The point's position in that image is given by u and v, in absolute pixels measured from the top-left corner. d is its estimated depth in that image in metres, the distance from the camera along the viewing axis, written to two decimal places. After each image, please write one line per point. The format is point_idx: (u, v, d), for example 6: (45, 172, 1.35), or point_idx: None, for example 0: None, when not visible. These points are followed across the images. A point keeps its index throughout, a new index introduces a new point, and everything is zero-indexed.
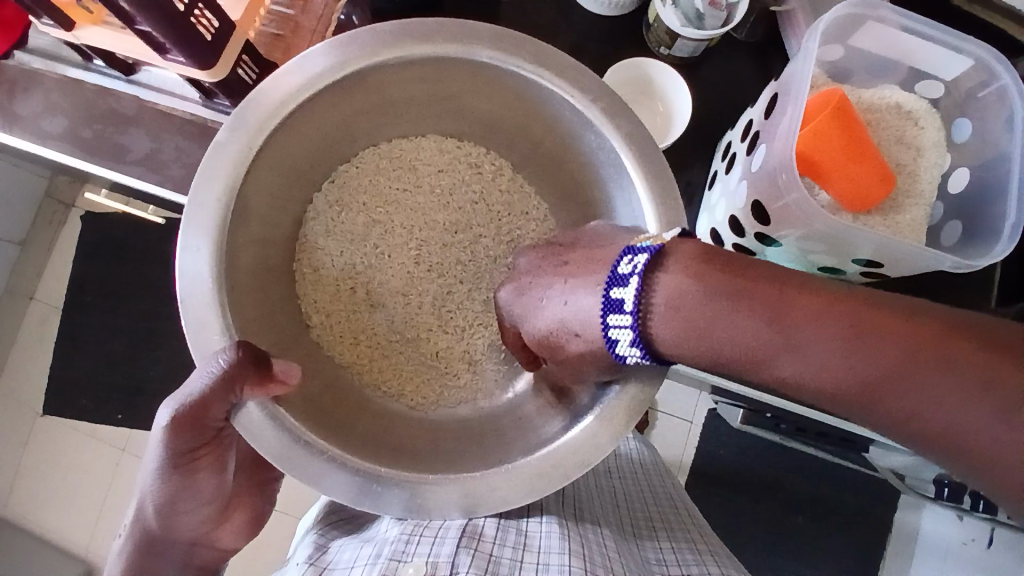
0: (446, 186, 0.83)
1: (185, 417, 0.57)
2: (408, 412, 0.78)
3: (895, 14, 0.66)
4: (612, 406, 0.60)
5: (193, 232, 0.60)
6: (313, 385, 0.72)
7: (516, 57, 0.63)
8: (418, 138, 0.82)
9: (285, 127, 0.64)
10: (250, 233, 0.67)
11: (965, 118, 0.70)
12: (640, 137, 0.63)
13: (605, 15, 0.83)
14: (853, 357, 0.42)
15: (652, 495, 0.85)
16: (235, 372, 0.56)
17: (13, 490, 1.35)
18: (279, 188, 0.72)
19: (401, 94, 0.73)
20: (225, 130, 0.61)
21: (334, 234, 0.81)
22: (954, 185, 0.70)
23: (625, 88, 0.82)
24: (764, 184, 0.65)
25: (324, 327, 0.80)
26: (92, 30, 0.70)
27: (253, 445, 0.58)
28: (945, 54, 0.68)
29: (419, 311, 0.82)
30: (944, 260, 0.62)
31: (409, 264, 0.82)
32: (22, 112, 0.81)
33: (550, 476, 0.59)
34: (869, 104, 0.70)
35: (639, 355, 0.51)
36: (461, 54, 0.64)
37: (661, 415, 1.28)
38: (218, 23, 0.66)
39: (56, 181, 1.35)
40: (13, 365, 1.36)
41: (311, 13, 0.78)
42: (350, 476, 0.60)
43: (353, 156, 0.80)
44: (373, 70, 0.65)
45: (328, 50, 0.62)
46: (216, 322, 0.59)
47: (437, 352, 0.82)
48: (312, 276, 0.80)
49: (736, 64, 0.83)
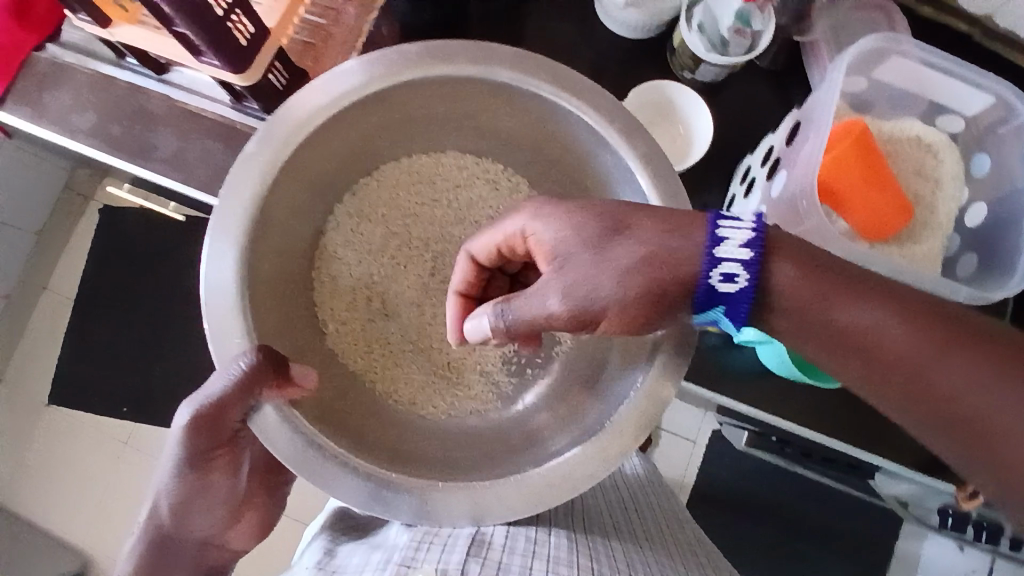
0: (463, 201, 0.84)
1: (206, 418, 0.59)
2: (419, 420, 0.78)
3: (919, 49, 0.67)
4: (622, 418, 0.62)
5: (219, 238, 0.61)
6: (324, 387, 0.73)
7: (535, 79, 0.65)
8: (436, 154, 0.83)
9: (309, 142, 0.65)
10: (273, 237, 0.69)
11: (983, 153, 0.71)
12: (655, 159, 0.64)
13: (628, 38, 0.85)
14: (916, 370, 0.45)
15: (661, 509, 0.86)
16: (253, 375, 0.57)
17: (14, 478, 1.35)
18: (303, 194, 0.73)
19: (422, 112, 0.74)
20: (253, 142, 0.62)
21: (353, 245, 0.82)
22: (971, 219, 0.71)
23: (648, 107, 0.83)
24: (783, 209, 0.65)
25: (338, 335, 0.80)
26: (127, 28, 0.72)
27: (271, 449, 0.59)
28: (965, 90, 0.69)
29: (431, 322, 0.83)
30: (959, 291, 0.62)
31: (424, 275, 0.84)
32: (51, 106, 0.82)
33: (559, 488, 0.60)
34: (889, 136, 0.71)
35: (746, 259, 0.47)
36: (483, 72, 0.65)
37: (665, 434, 1.28)
38: (254, 29, 0.68)
39: (76, 175, 1.37)
40: (23, 354, 1.37)
41: (343, 24, 0.80)
42: (361, 481, 0.60)
43: (373, 169, 0.81)
44: (394, 89, 0.66)
45: (362, 63, 0.64)
46: (239, 326, 0.60)
47: (449, 362, 0.82)
48: (329, 285, 0.81)
49: (757, 90, 0.84)
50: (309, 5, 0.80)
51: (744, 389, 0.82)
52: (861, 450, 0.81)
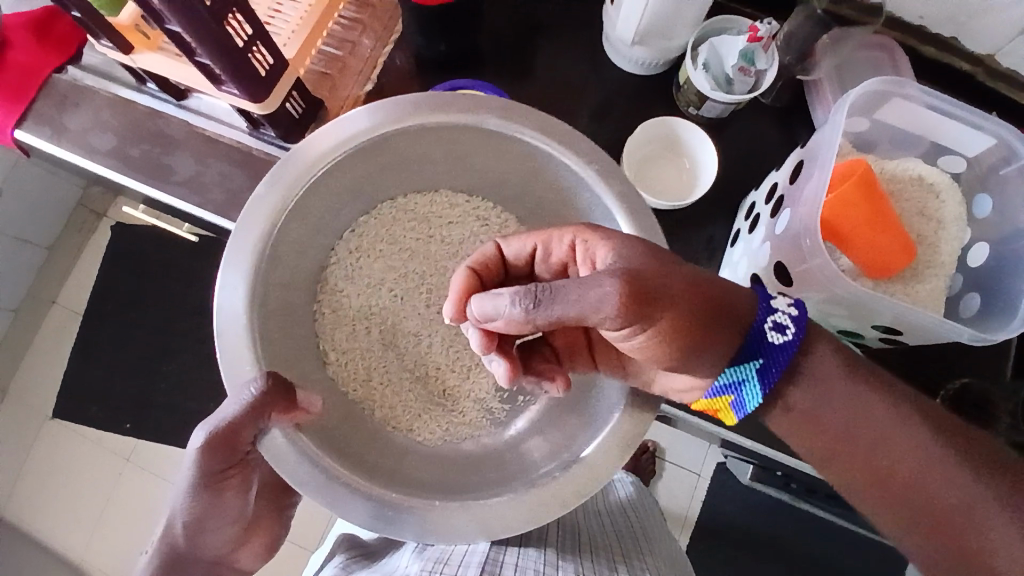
0: (456, 237, 0.85)
1: (221, 439, 0.57)
2: (417, 445, 0.79)
3: (922, 93, 0.68)
4: (605, 441, 0.63)
5: (231, 271, 0.63)
6: (334, 413, 0.75)
7: (519, 124, 0.66)
8: (431, 193, 0.84)
9: (315, 184, 0.67)
10: (282, 270, 0.70)
11: (986, 193, 0.72)
12: (632, 198, 0.65)
13: (635, 74, 0.87)
14: (906, 464, 0.53)
15: (663, 532, 0.86)
16: (265, 399, 0.58)
17: (13, 491, 1.35)
18: (309, 234, 0.74)
19: (418, 152, 0.75)
20: (263, 184, 0.64)
21: (354, 280, 0.84)
22: (973, 258, 0.71)
23: (654, 143, 0.85)
24: (787, 247, 0.66)
25: (339, 363, 0.80)
26: (148, 55, 0.74)
27: (286, 476, 0.60)
28: (966, 131, 0.70)
29: (428, 351, 0.84)
30: (961, 333, 0.63)
31: (420, 308, 0.84)
32: (72, 127, 0.85)
33: (550, 503, 0.61)
34: (891, 175, 0.72)
35: (794, 315, 0.56)
36: (472, 120, 0.66)
37: (668, 465, 1.28)
38: (273, 60, 0.70)
39: (90, 193, 1.39)
40: (29, 367, 1.37)
41: (359, 56, 0.85)
42: (365, 500, 0.62)
43: (372, 208, 0.83)
44: (396, 134, 0.68)
45: (361, 114, 0.66)
46: (248, 354, 0.62)
47: (445, 389, 0.83)
48: (331, 316, 0.82)
49: (761, 127, 0.86)
50: (326, 38, 0.84)
51: (748, 423, 0.82)
52: None
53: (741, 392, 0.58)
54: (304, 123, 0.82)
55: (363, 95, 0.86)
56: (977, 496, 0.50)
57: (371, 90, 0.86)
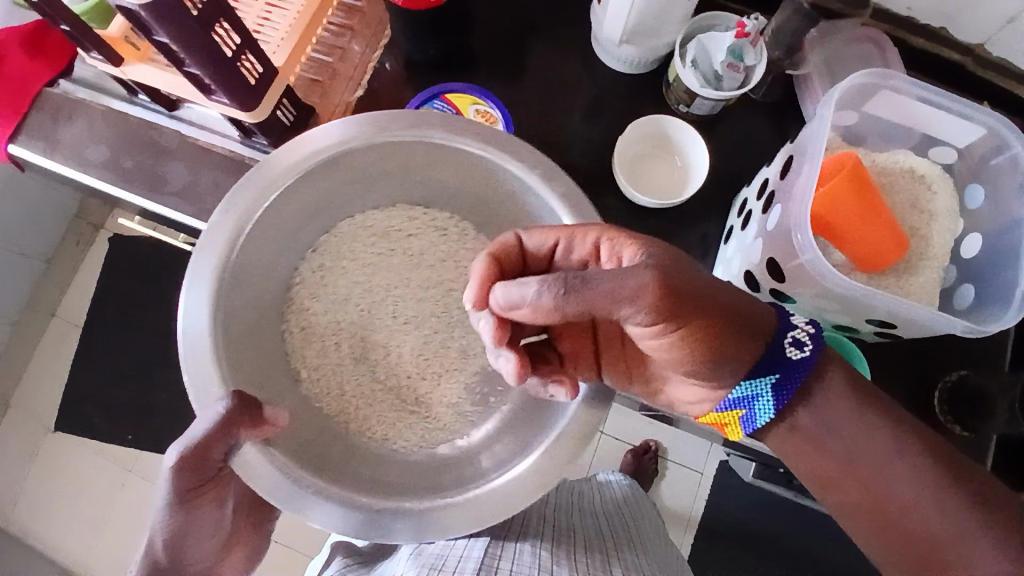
0: (417, 248, 0.83)
1: (191, 458, 0.58)
2: (395, 455, 0.77)
3: (908, 84, 0.68)
4: (558, 437, 0.64)
5: (192, 294, 0.64)
6: (309, 430, 0.75)
7: (464, 138, 0.68)
8: (387, 209, 0.83)
9: (277, 206, 0.69)
10: (247, 291, 0.71)
11: (977, 184, 0.72)
12: (574, 201, 0.65)
13: (626, 72, 0.87)
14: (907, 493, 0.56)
15: (650, 524, 0.87)
16: (232, 416, 0.58)
17: (16, 504, 1.35)
18: (271, 254, 0.74)
19: (375, 170, 0.75)
20: (217, 212, 0.65)
21: (321, 297, 0.82)
22: (966, 249, 0.72)
23: (645, 141, 0.85)
24: (779, 243, 0.66)
25: (312, 380, 0.79)
26: (138, 66, 0.74)
27: (263, 493, 0.62)
28: (957, 121, 0.70)
29: (398, 361, 0.82)
30: (955, 325, 0.62)
31: (388, 321, 0.82)
32: (65, 140, 0.85)
33: (515, 496, 0.63)
34: (882, 168, 0.72)
35: (810, 333, 0.58)
36: (415, 134, 0.68)
37: (671, 464, 1.29)
38: (262, 68, 0.70)
39: (88, 204, 1.40)
40: (29, 380, 1.38)
41: (348, 61, 0.86)
42: (352, 510, 0.64)
43: (330, 227, 0.81)
44: (343, 156, 0.69)
45: (308, 137, 0.67)
46: (215, 373, 0.63)
47: (417, 396, 0.81)
48: (302, 335, 0.80)
49: (753, 124, 0.86)
50: (316, 45, 0.86)
51: None
52: None
53: (752, 408, 0.59)
54: (297, 129, 0.82)
55: (354, 101, 0.86)
56: (971, 527, 0.53)
57: (362, 96, 0.86)
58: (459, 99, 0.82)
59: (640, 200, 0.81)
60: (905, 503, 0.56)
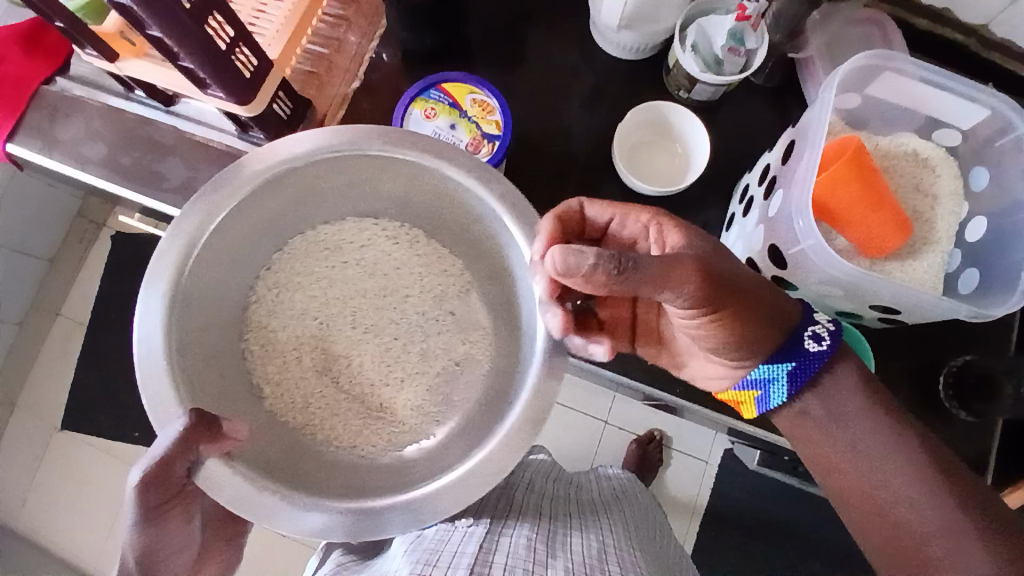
0: (371, 259, 0.77)
1: (154, 477, 0.54)
2: (360, 461, 0.72)
3: (912, 65, 0.67)
4: (515, 427, 0.60)
5: (145, 326, 0.60)
6: (275, 446, 0.69)
7: (406, 149, 0.63)
8: (337, 222, 0.76)
9: (228, 227, 0.65)
10: (199, 317, 0.66)
11: (982, 166, 0.71)
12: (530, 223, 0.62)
13: (625, 59, 0.86)
14: (894, 489, 0.56)
15: (647, 517, 0.86)
16: (189, 432, 0.55)
17: (26, 502, 1.36)
18: (219, 284, 0.69)
19: (326, 186, 0.70)
20: (164, 241, 0.61)
21: (277, 314, 0.76)
22: (971, 233, 0.70)
23: (645, 129, 0.85)
24: (781, 229, 0.65)
25: (277, 395, 0.74)
26: (135, 62, 0.74)
27: (228, 504, 0.58)
28: (961, 103, 0.69)
29: (362, 369, 0.76)
30: (959, 309, 0.62)
31: (347, 330, 0.77)
32: (63, 138, 0.84)
33: (471, 487, 0.60)
34: (885, 152, 0.72)
35: (831, 331, 0.60)
36: (350, 147, 0.63)
37: (676, 453, 1.29)
38: (257, 60, 0.70)
39: (89, 202, 1.40)
40: (34, 379, 1.38)
41: (346, 53, 0.85)
42: (327, 513, 0.60)
43: (280, 244, 0.75)
44: (288, 175, 0.64)
45: (243, 161, 0.63)
46: (171, 395, 0.59)
47: (382, 402, 0.76)
48: (264, 352, 0.75)
49: (754, 109, 0.86)
50: (312, 37, 0.84)
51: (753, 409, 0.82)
52: None
53: (766, 390, 0.62)
54: (294, 122, 0.82)
55: (350, 93, 0.85)
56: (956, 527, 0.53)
57: (359, 87, 0.86)
58: (458, 89, 0.76)
59: (640, 188, 0.80)
60: (893, 496, 0.56)
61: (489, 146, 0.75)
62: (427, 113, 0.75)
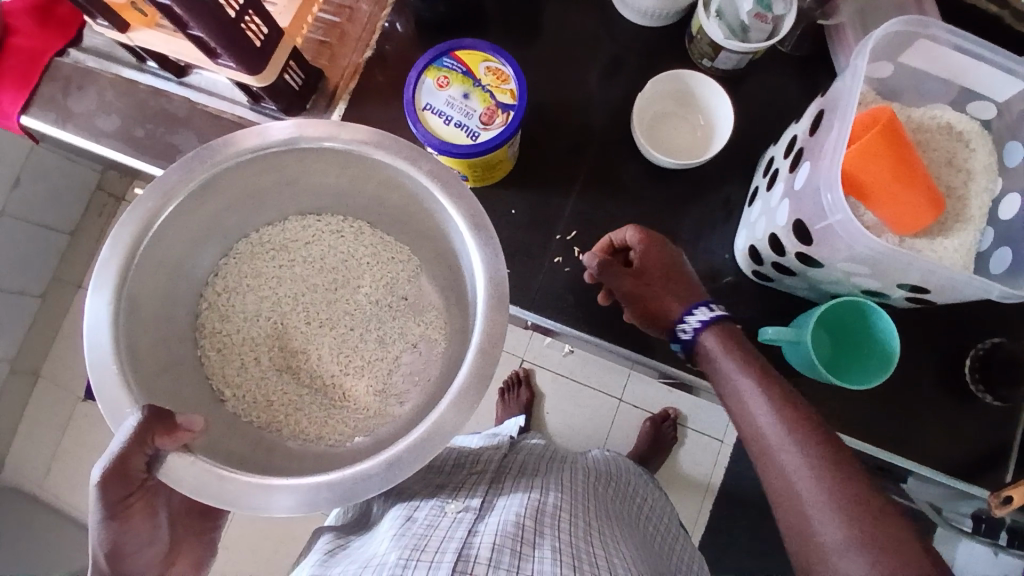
0: (318, 254, 0.76)
1: (111, 475, 0.53)
2: (327, 450, 0.70)
3: (946, 32, 0.64)
4: (460, 414, 0.55)
5: (93, 333, 0.57)
6: (239, 445, 0.67)
7: (351, 133, 0.62)
8: (281, 223, 0.75)
9: (180, 216, 0.63)
10: (149, 330, 0.64)
11: (1016, 141, 0.67)
12: (476, 216, 0.60)
13: (646, 26, 0.84)
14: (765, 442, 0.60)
15: (628, 494, 0.86)
16: (143, 427, 0.53)
17: (48, 472, 1.37)
18: (164, 290, 0.67)
19: (276, 179, 0.68)
20: (107, 246, 0.58)
21: (229, 318, 0.74)
22: (1006, 210, 0.67)
23: (667, 100, 0.82)
24: (807, 204, 0.63)
25: (239, 397, 0.72)
26: (146, 32, 0.72)
27: (190, 494, 0.55)
28: (998, 74, 0.65)
29: (320, 362, 0.75)
30: (991, 289, 0.59)
31: (300, 325, 0.76)
32: (76, 110, 0.84)
33: (418, 463, 0.55)
34: (918, 125, 0.69)
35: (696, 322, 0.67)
36: (281, 145, 0.61)
37: (691, 432, 1.28)
38: (267, 29, 0.68)
39: (107, 175, 1.41)
40: (58, 350, 1.40)
41: (357, 21, 0.84)
42: (292, 494, 0.55)
43: (227, 249, 0.74)
44: (224, 174, 0.62)
45: (190, 160, 0.60)
46: (127, 396, 0.56)
47: (343, 393, 0.74)
48: (219, 356, 0.73)
49: (779, 79, 0.83)
50: (323, 5, 0.84)
51: None
52: (894, 455, 0.78)
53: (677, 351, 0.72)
54: (306, 92, 0.81)
55: (363, 63, 0.84)
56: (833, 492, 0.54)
57: (371, 57, 0.84)
58: (471, 57, 0.74)
59: (661, 161, 0.78)
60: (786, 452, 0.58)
61: (504, 115, 0.72)
62: (440, 82, 0.74)
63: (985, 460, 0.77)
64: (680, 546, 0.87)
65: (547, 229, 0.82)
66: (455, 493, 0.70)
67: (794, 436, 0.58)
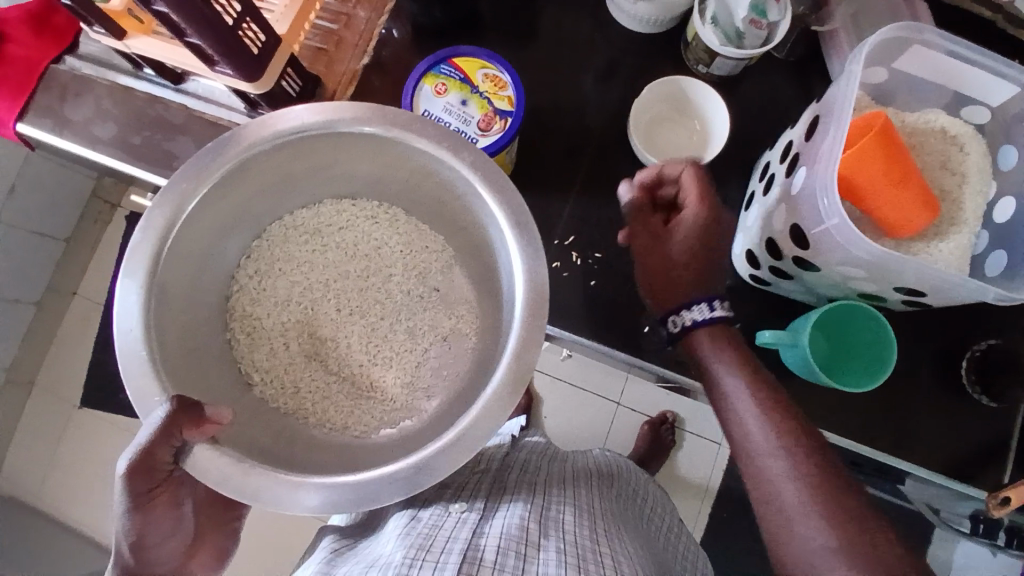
0: (350, 240, 0.76)
1: (140, 464, 0.54)
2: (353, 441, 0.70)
3: (940, 38, 0.64)
4: (480, 416, 0.55)
5: (123, 320, 0.57)
6: (264, 434, 0.67)
7: (387, 125, 0.62)
8: (316, 206, 0.75)
9: (207, 205, 0.62)
10: (178, 320, 0.64)
11: (1012, 145, 0.68)
12: (520, 212, 0.60)
13: (641, 32, 0.84)
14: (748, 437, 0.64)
15: (629, 496, 0.85)
16: (169, 422, 0.53)
17: (45, 481, 1.37)
18: (191, 283, 0.66)
19: (310, 166, 0.68)
20: (138, 229, 0.58)
21: (261, 301, 0.74)
22: (1000, 213, 0.68)
23: (664, 104, 0.83)
24: (804, 206, 0.63)
25: (267, 382, 0.72)
26: (142, 39, 0.73)
27: (213, 485, 0.55)
28: (991, 79, 0.66)
29: (349, 351, 0.75)
30: (987, 291, 0.59)
31: (330, 312, 0.75)
32: (73, 117, 0.84)
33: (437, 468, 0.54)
34: (911, 129, 0.70)
35: (692, 319, 0.69)
36: (320, 127, 0.61)
37: (688, 435, 1.28)
38: (265, 37, 0.68)
39: (103, 182, 1.41)
40: (53, 358, 1.40)
41: (354, 28, 0.84)
42: (318, 493, 0.55)
43: (260, 232, 0.74)
44: (254, 159, 0.62)
45: (224, 142, 0.60)
46: (153, 387, 0.56)
47: (370, 382, 0.74)
48: (248, 341, 0.73)
49: (774, 84, 0.83)
50: (321, 12, 0.84)
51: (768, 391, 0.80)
52: (892, 455, 0.78)
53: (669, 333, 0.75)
54: (303, 99, 0.81)
55: (360, 69, 0.84)
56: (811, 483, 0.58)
57: (368, 64, 0.84)
58: (469, 64, 0.74)
59: None
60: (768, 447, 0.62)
61: (502, 122, 0.72)
62: (438, 89, 0.74)
63: (984, 461, 0.78)
64: (683, 548, 0.86)
65: (545, 233, 0.82)
66: (459, 495, 0.70)
67: (782, 439, 0.62)
